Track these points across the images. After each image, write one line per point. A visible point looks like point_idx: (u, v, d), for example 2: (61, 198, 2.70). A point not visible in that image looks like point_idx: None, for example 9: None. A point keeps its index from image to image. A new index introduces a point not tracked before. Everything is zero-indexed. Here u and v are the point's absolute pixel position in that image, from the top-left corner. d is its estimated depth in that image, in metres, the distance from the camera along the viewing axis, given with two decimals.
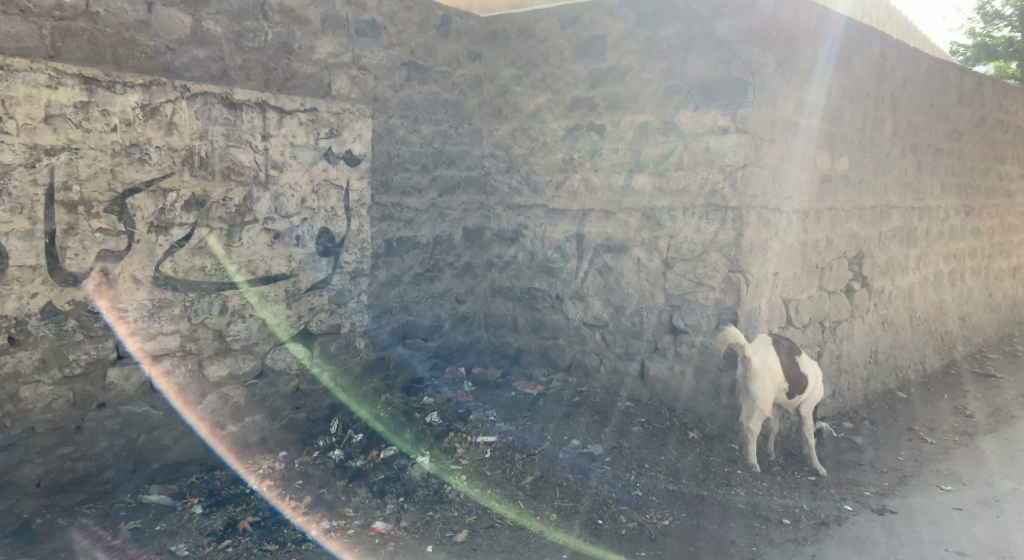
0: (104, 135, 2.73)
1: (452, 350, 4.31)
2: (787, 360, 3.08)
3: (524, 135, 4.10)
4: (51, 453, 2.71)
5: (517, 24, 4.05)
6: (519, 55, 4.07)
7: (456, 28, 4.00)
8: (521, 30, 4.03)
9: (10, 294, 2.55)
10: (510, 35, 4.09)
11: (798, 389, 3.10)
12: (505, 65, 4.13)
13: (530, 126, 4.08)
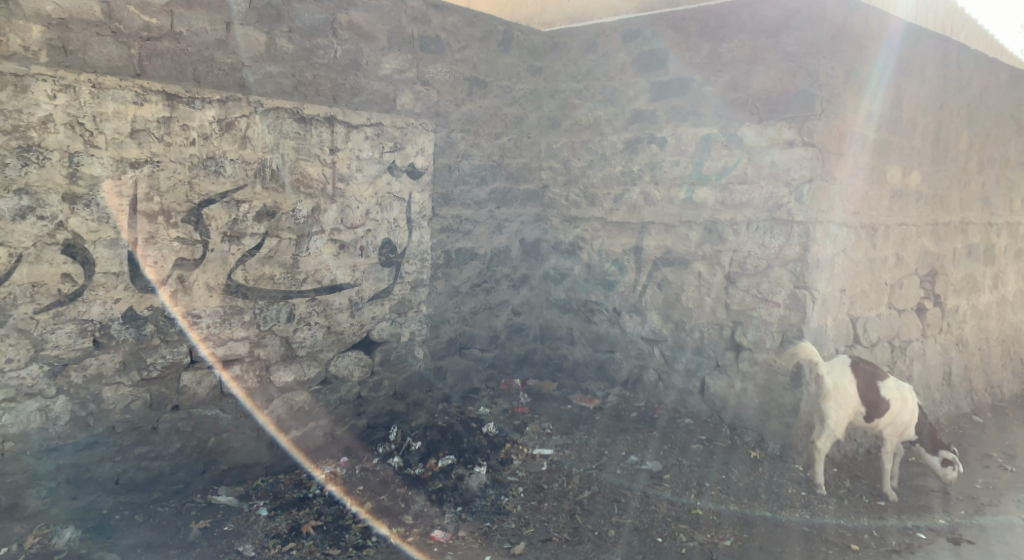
0: (184, 148, 2.87)
1: (508, 362, 4.33)
2: (864, 385, 2.97)
3: (583, 148, 4.11)
4: (129, 451, 2.85)
5: (577, 38, 4.06)
6: (579, 68, 4.09)
7: (517, 43, 4.04)
8: (582, 44, 4.05)
9: (96, 298, 2.73)
10: (571, 48, 4.11)
11: (876, 414, 2.98)
12: (565, 78, 4.15)
13: (589, 139, 4.09)
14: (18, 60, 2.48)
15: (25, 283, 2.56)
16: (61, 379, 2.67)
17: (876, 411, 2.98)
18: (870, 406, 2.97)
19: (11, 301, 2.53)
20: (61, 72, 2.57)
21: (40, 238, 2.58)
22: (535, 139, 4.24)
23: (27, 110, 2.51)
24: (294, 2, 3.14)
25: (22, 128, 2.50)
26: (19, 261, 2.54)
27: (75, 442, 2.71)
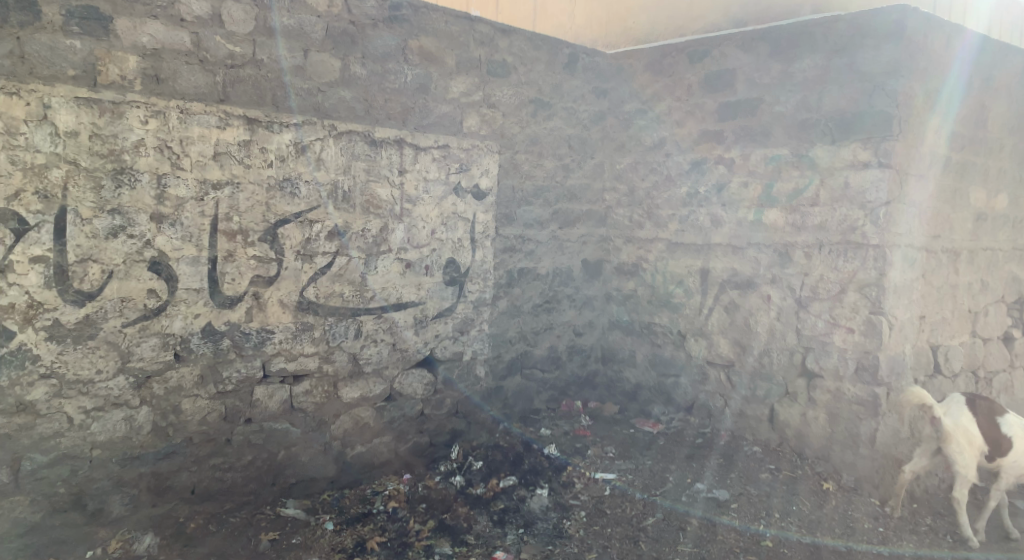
0: (262, 170, 3.00)
1: (569, 383, 4.28)
2: (985, 421, 2.81)
3: (648, 168, 4.08)
4: (204, 462, 2.97)
5: (643, 60, 4.05)
6: (644, 89, 4.07)
7: (582, 65, 4.05)
8: (648, 65, 4.03)
9: (178, 313, 2.88)
10: (636, 70, 4.09)
11: (1000, 454, 2.78)
12: (630, 99, 4.14)
13: (653, 160, 4.05)
14: (116, 89, 2.69)
15: (115, 298, 2.73)
16: (144, 390, 2.83)
17: (1001, 450, 2.78)
18: (993, 444, 2.79)
19: (103, 315, 2.71)
20: (153, 99, 2.75)
21: (129, 255, 2.75)
22: (598, 158, 4.23)
23: (121, 135, 2.69)
24: (368, 29, 3.25)
25: (117, 152, 2.69)
26: (111, 277, 2.72)
27: (155, 451, 2.86)
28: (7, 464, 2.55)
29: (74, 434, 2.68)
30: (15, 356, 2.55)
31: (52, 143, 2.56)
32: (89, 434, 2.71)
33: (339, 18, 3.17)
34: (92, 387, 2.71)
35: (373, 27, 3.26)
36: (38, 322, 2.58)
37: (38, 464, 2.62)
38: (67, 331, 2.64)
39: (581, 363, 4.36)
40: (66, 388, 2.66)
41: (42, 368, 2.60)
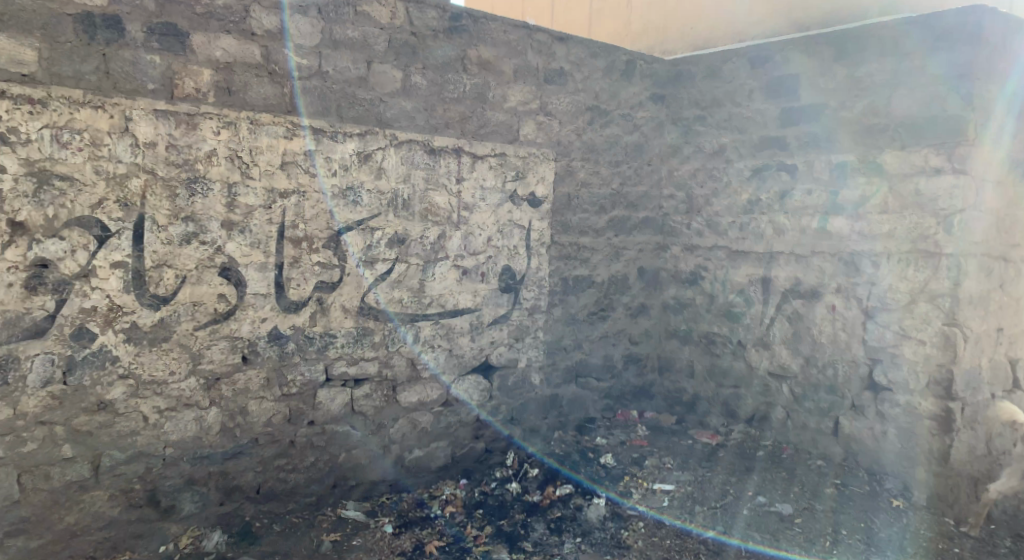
0: (327, 179, 3.11)
1: (626, 392, 4.22)
2: None
3: (706, 175, 4.01)
4: (269, 463, 3.08)
5: (703, 65, 4.00)
6: (703, 95, 4.00)
7: (640, 72, 4.02)
8: (709, 71, 3.97)
9: (246, 317, 3.00)
10: (696, 76, 4.02)
11: None
12: (688, 105, 4.06)
13: (713, 166, 3.99)
14: (191, 101, 2.82)
15: (188, 302, 2.87)
16: (214, 392, 2.95)
17: None
18: None
19: (176, 318, 2.86)
20: (224, 111, 2.88)
21: (201, 261, 2.89)
22: (655, 167, 4.16)
23: (196, 145, 2.84)
24: (428, 40, 3.32)
25: (191, 162, 2.83)
26: (184, 282, 2.86)
27: (223, 451, 2.98)
28: (89, 460, 2.72)
29: (149, 433, 2.83)
30: (97, 357, 2.71)
31: (132, 154, 2.72)
32: (162, 433, 2.86)
33: (402, 30, 3.25)
34: (166, 388, 2.85)
35: (433, 38, 3.33)
36: (117, 325, 2.74)
37: (116, 461, 2.78)
38: (143, 333, 2.80)
39: (637, 372, 4.29)
40: (142, 388, 2.81)
41: (121, 369, 2.76)
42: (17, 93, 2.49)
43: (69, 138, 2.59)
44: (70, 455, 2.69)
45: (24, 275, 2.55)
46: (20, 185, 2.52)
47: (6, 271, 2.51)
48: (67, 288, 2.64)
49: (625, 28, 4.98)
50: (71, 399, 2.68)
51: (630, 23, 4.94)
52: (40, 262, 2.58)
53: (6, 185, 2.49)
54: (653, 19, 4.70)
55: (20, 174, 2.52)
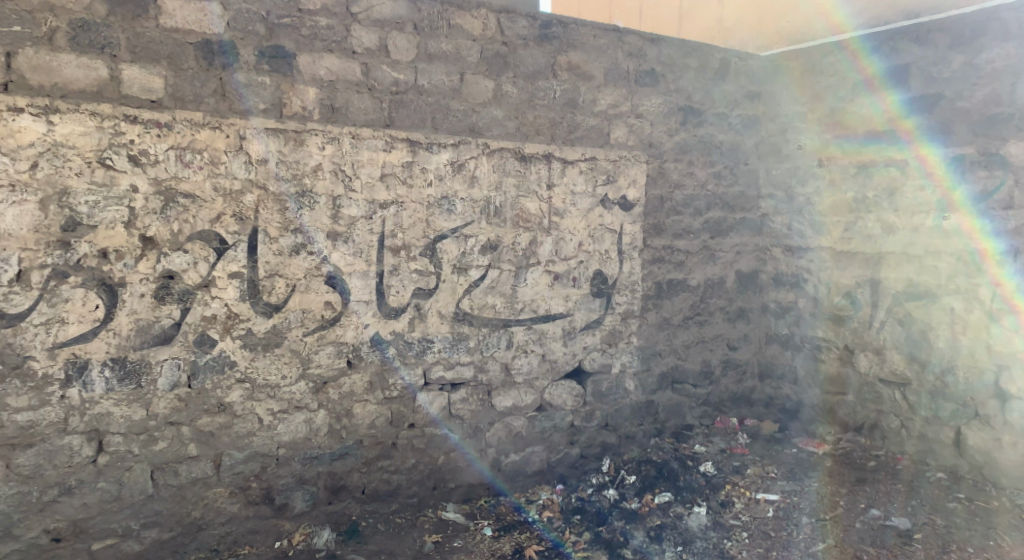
0: (423, 189, 3.20)
1: (724, 399, 4.10)
2: None
3: (808, 173, 3.91)
4: (374, 464, 3.20)
5: (802, 59, 3.90)
6: (803, 90, 3.90)
7: (735, 69, 3.91)
8: (808, 66, 3.87)
9: (350, 324, 3.14)
10: (794, 72, 3.94)
11: None
12: (787, 102, 3.97)
13: (814, 164, 3.87)
14: (298, 119, 2.98)
15: (298, 309, 3.04)
16: (322, 395, 3.10)
17: None
18: None
19: (287, 325, 3.02)
20: (329, 127, 3.02)
21: (309, 271, 3.04)
22: (752, 164, 4.03)
23: (303, 160, 2.98)
24: (519, 49, 3.36)
25: (299, 176, 2.98)
26: (293, 291, 3.02)
27: (331, 452, 3.12)
28: (211, 458, 2.92)
29: (264, 433, 3.00)
30: (217, 362, 2.91)
31: (246, 170, 2.89)
32: (276, 434, 3.02)
33: (493, 41, 3.31)
34: (278, 391, 3.02)
35: (524, 46, 3.37)
36: (235, 331, 2.93)
37: (236, 460, 2.96)
38: (258, 339, 2.98)
39: (736, 379, 4.15)
40: (258, 391, 2.98)
41: (238, 373, 2.95)
42: (147, 118, 2.72)
43: (191, 157, 2.79)
44: (195, 454, 2.90)
45: (154, 286, 2.78)
46: (150, 203, 2.75)
47: (139, 282, 2.76)
48: (190, 297, 2.85)
49: (716, 24, 4.99)
50: (195, 401, 2.89)
51: (723, 18, 4.94)
52: (167, 273, 2.80)
53: (138, 204, 2.73)
54: (746, 14, 4.68)
55: (149, 193, 2.75)
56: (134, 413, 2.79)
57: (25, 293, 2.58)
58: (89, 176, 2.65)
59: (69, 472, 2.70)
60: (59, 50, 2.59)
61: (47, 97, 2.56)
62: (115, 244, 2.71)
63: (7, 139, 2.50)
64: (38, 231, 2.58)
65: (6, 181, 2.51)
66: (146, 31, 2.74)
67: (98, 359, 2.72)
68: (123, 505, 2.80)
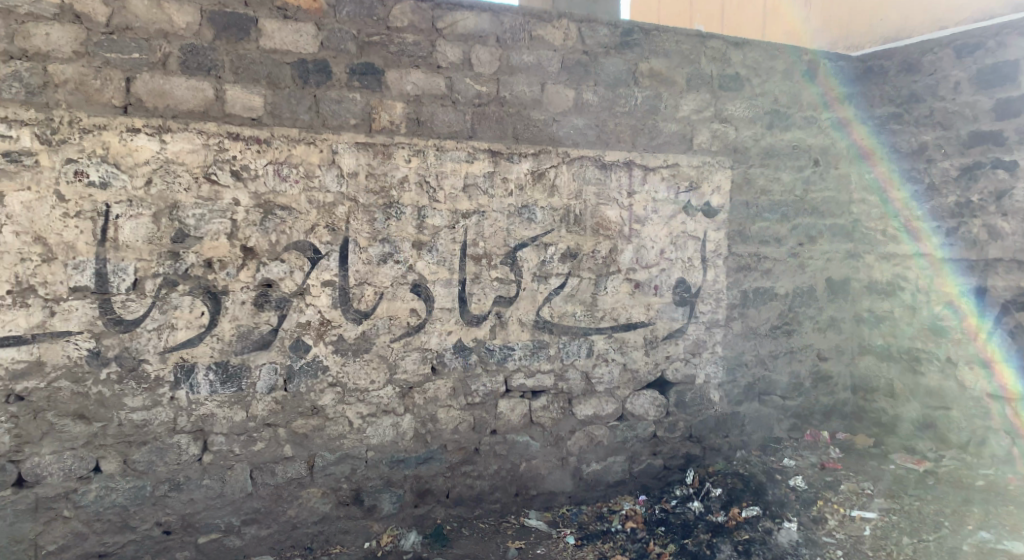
0: (504, 199, 3.25)
1: (814, 412, 3.96)
2: None
3: (905, 176, 3.79)
4: (457, 469, 3.26)
5: (898, 58, 3.77)
6: (898, 91, 3.77)
7: (824, 71, 3.82)
8: (904, 65, 3.74)
9: (434, 330, 3.21)
10: (890, 71, 3.80)
11: None
12: (881, 103, 3.85)
13: (911, 167, 3.76)
14: (386, 133, 3.08)
15: (385, 317, 3.13)
16: (408, 399, 3.18)
17: None
18: None
19: (376, 332, 3.12)
20: (415, 140, 3.11)
21: (396, 279, 3.13)
22: (842, 169, 3.91)
23: (390, 173, 3.08)
24: (600, 58, 3.37)
25: (387, 188, 3.08)
26: (381, 298, 3.12)
27: (416, 456, 3.20)
28: (305, 459, 3.05)
29: (354, 436, 3.11)
30: (310, 366, 3.04)
31: (338, 183, 3.01)
32: (365, 437, 3.12)
33: (574, 51, 3.34)
34: (367, 395, 3.12)
35: (605, 54, 3.38)
36: (327, 337, 3.05)
37: (328, 461, 3.08)
38: (348, 345, 3.09)
39: (826, 390, 4.01)
40: (348, 395, 3.09)
41: (330, 378, 3.07)
42: (248, 135, 2.88)
43: (288, 171, 2.93)
44: (290, 455, 3.03)
45: (254, 293, 2.93)
46: (250, 215, 2.90)
47: (240, 290, 2.91)
48: (287, 304, 2.98)
49: (801, 27, 4.99)
50: (290, 404, 3.02)
51: (808, 20, 4.92)
52: (265, 282, 2.94)
53: (240, 216, 2.89)
54: (834, 14, 4.61)
55: (250, 207, 2.90)
56: (235, 415, 2.94)
57: (140, 300, 2.78)
58: (196, 191, 2.82)
59: (178, 469, 2.87)
60: (171, 74, 2.77)
61: (160, 118, 2.76)
62: (219, 254, 2.87)
63: (125, 158, 2.71)
64: (152, 243, 2.77)
65: (125, 197, 2.72)
66: (247, 53, 2.90)
67: (204, 363, 2.89)
68: (225, 502, 2.95)
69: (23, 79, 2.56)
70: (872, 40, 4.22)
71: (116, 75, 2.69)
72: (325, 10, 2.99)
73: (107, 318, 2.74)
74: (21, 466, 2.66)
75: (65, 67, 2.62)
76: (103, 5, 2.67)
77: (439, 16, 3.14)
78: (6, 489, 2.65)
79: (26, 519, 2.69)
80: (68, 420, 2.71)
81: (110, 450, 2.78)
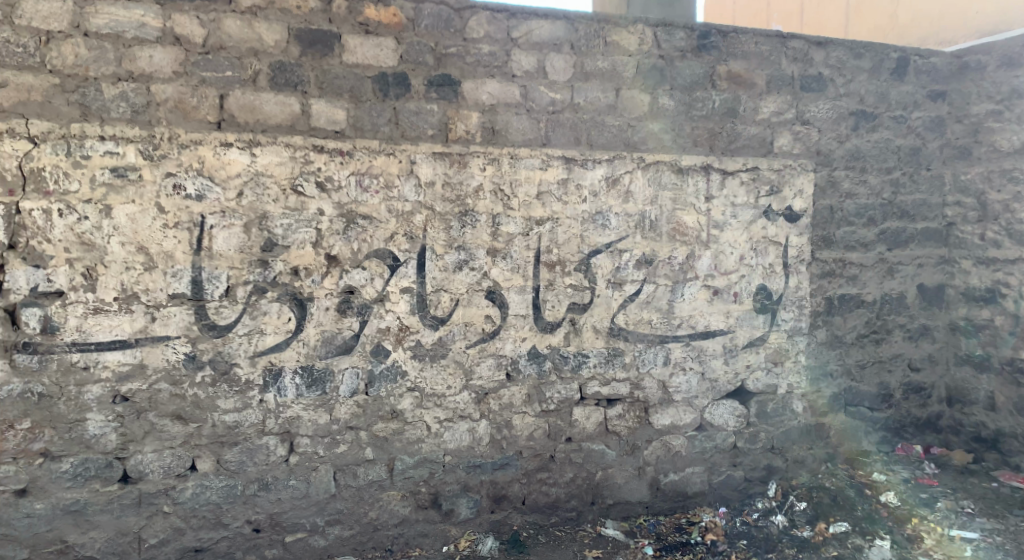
0: (578, 206, 3.25)
1: (904, 424, 3.79)
2: None
3: (1005, 176, 3.58)
4: (533, 475, 3.27)
5: (998, 52, 3.59)
6: (998, 87, 3.59)
7: (914, 68, 3.67)
8: (1004, 60, 3.56)
9: (509, 337, 3.23)
10: (988, 66, 3.62)
11: None
12: (978, 100, 3.67)
13: (1012, 167, 3.55)
14: (462, 142, 3.13)
15: (461, 323, 3.17)
16: (483, 405, 3.21)
17: None
18: None
19: (452, 338, 3.17)
20: (490, 148, 3.15)
21: (472, 286, 3.17)
22: (936, 170, 3.76)
23: (466, 181, 3.13)
24: (676, 62, 3.33)
25: (463, 197, 3.13)
26: (457, 305, 3.17)
27: (492, 462, 3.23)
28: (385, 462, 3.11)
29: (432, 440, 3.16)
30: (390, 371, 3.11)
31: (416, 193, 3.08)
32: (442, 442, 3.17)
33: (650, 55, 3.31)
34: (444, 400, 3.17)
35: (681, 58, 3.34)
36: (406, 343, 3.12)
37: (407, 465, 3.14)
38: (425, 351, 3.14)
39: (918, 402, 3.83)
40: (426, 400, 3.15)
41: (409, 383, 3.13)
42: (332, 147, 2.97)
43: (369, 182, 3.02)
44: (371, 457, 3.10)
45: (337, 300, 3.03)
46: (334, 225, 3.00)
47: (324, 296, 3.01)
48: (368, 311, 3.07)
49: (886, 22, 4.93)
50: (371, 408, 3.09)
51: (895, 15, 4.86)
52: (348, 289, 3.03)
53: (324, 225, 2.99)
54: (924, 9, 4.55)
55: (334, 216, 3.00)
56: (319, 417, 3.03)
57: (232, 307, 2.91)
58: (284, 202, 2.93)
59: (267, 469, 2.99)
60: (261, 90, 2.90)
61: (251, 132, 2.88)
62: (305, 262, 2.98)
63: (219, 171, 2.84)
64: (243, 252, 2.90)
65: (218, 208, 2.85)
66: (331, 68, 2.99)
67: (290, 367, 2.99)
68: (311, 503, 3.05)
69: (129, 99, 2.73)
70: (965, 35, 4.16)
71: (211, 92, 2.83)
72: (404, 24, 3.06)
73: (202, 323, 2.88)
74: (126, 463, 2.82)
75: (166, 87, 2.77)
76: (200, 27, 2.81)
77: (514, 26, 3.17)
78: (113, 485, 2.82)
79: (131, 513, 2.85)
80: (167, 420, 2.86)
81: (205, 450, 2.91)
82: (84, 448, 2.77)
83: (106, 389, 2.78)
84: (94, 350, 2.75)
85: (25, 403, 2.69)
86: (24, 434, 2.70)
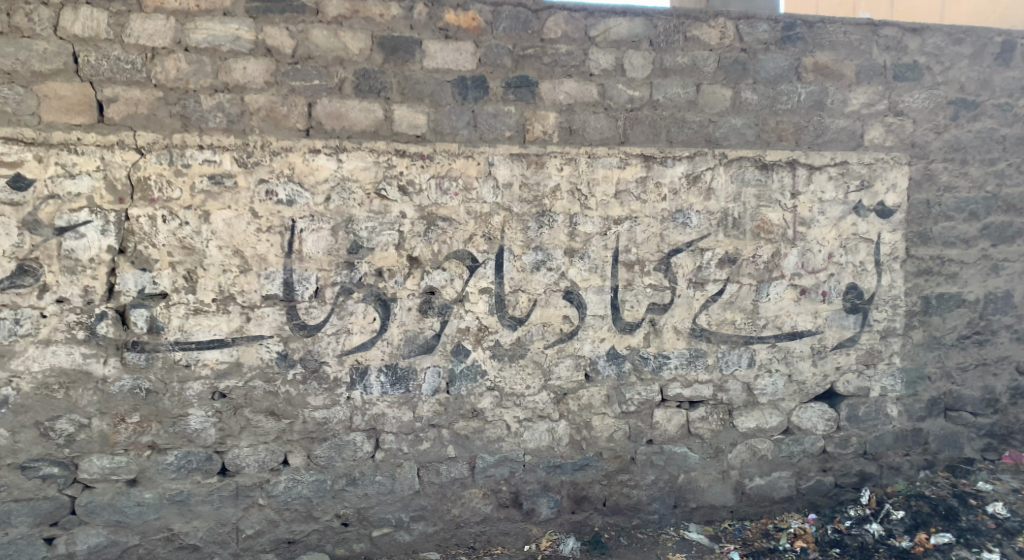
0: (658, 204, 3.21)
1: (1012, 431, 3.56)
2: None
3: None
4: (614, 477, 3.25)
5: None
6: None
7: (1022, 53, 3.47)
8: None
9: (587, 337, 3.22)
10: None
11: None
12: None
13: None
14: (540, 142, 3.14)
15: (539, 323, 3.19)
16: (563, 406, 3.21)
17: None
18: None
19: (530, 337, 3.18)
20: (568, 148, 3.15)
21: (549, 286, 3.18)
22: None
23: (543, 182, 3.14)
24: (760, 55, 3.25)
25: (541, 197, 3.14)
26: (535, 305, 3.18)
27: (573, 462, 3.23)
28: (467, 460, 3.16)
29: (512, 440, 3.18)
30: (470, 371, 3.15)
31: (495, 195, 3.11)
32: (522, 441, 3.19)
33: (731, 49, 3.24)
34: (523, 400, 3.18)
35: (765, 51, 3.25)
36: (485, 342, 3.15)
37: (488, 463, 3.17)
38: (505, 351, 3.17)
39: None
40: (505, 399, 3.17)
41: (489, 382, 3.16)
42: (414, 151, 3.03)
43: (449, 185, 3.06)
44: (454, 455, 3.15)
45: (419, 300, 3.09)
46: (416, 227, 3.06)
47: (407, 297, 3.08)
48: (448, 311, 3.11)
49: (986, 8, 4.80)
50: (453, 406, 3.14)
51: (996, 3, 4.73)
52: (429, 289, 3.09)
53: (406, 228, 3.05)
54: None
55: (416, 219, 3.06)
56: (403, 415, 3.10)
57: (321, 307, 3.01)
58: (368, 205, 3.01)
59: (354, 465, 3.07)
60: (347, 97, 2.98)
61: (337, 138, 2.97)
62: (388, 264, 3.05)
63: (308, 176, 2.94)
64: (331, 254, 3.00)
65: (308, 212, 2.96)
66: (412, 74, 3.05)
67: (376, 366, 3.07)
68: (396, 498, 3.12)
69: (225, 110, 2.86)
70: None
71: (300, 101, 2.94)
72: (483, 27, 3.09)
73: (293, 323, 2.99)
74: (224, 457, 2.96)
75: (258, 97, 2.89)
76: (290, 38, 2.92)
77: (592, 25, 3.16)
78: (213, 477, 2.96)
79: (229, 504, 2.99)
80: (261, 416, 2.98)
81: (296, 445, 3.02)
82: (186, 442, 2.92)
83: (206, 386, 2.92)
84: (194, 349, 2.90)
85: (135, 398, 2.86)
86: (133, 428, 2.86)
